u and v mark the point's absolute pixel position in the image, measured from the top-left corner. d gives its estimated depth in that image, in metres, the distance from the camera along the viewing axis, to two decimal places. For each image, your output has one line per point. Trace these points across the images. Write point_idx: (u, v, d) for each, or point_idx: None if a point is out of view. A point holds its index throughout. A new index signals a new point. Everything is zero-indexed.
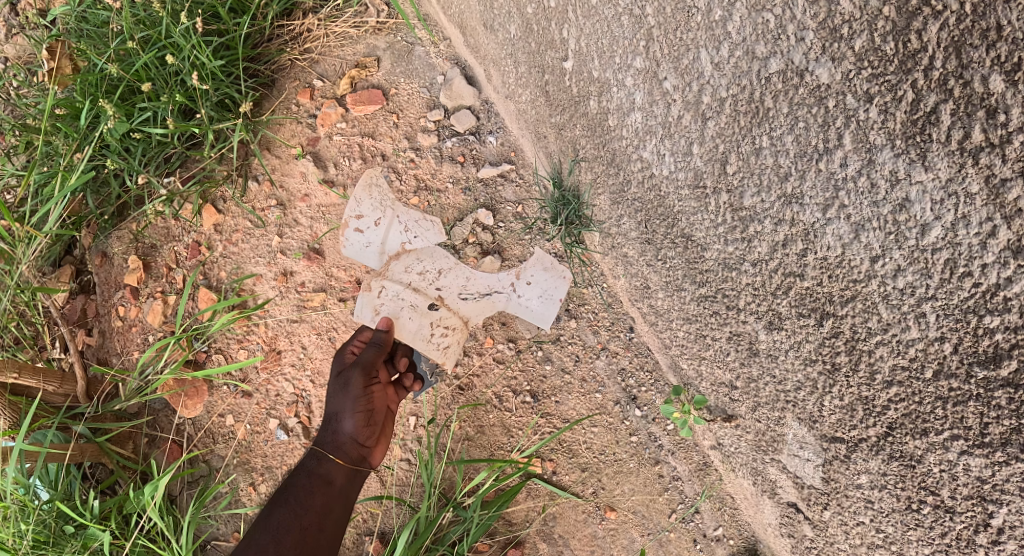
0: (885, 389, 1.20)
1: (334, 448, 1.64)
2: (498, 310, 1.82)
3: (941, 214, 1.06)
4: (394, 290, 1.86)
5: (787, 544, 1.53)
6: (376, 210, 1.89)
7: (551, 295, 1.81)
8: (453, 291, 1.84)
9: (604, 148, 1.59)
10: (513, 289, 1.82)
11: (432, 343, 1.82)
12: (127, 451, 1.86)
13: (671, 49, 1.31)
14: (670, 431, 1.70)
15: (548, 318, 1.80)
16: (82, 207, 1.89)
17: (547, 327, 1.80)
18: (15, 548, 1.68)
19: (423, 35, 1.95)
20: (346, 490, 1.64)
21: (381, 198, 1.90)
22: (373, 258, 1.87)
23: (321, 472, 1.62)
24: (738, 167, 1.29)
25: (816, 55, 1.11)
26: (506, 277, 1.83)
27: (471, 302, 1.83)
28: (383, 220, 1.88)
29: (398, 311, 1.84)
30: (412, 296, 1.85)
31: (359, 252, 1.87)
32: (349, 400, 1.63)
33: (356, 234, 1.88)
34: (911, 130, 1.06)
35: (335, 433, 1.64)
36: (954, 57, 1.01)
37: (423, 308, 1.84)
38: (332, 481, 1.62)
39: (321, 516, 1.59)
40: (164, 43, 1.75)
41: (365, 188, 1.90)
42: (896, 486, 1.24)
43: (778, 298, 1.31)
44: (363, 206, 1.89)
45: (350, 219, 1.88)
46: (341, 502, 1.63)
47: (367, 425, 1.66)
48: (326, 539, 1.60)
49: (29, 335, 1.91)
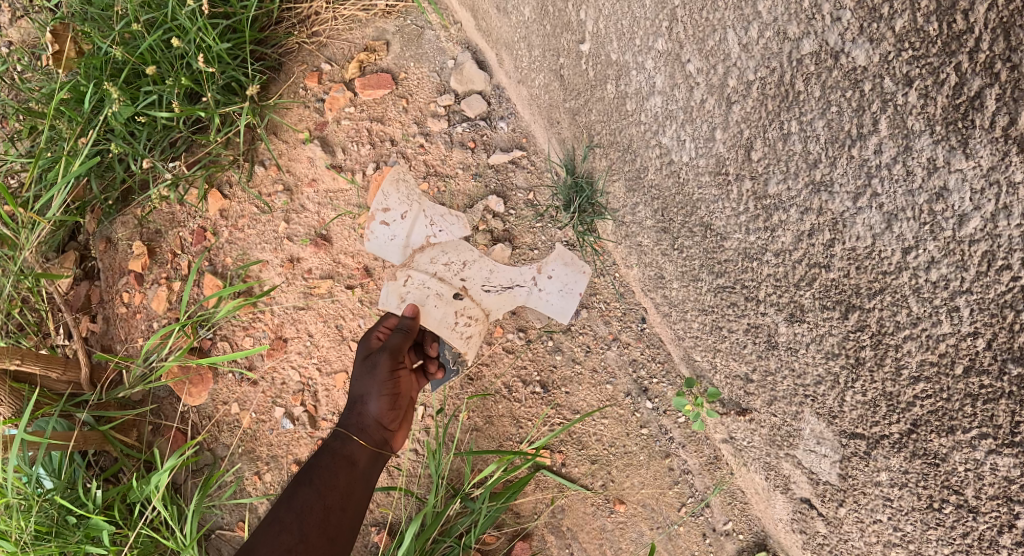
0: (911, 385, 1.17)
1: (358, 430, 1.60)
2: (519, 302, 1.78)
3: (981, 205, 1.03)
4: (419, 279, 1.82)
5: (798, 540, 1.50)
6: (404, 204, 1.85)
7: (571, 289, 1.76)
8: (477, 282, 1.80)
9: (620, 134, 1.56)
10: (535, 283, 1.78)
11: (456, 331, 1.79)
12: (131, 439, 1.84)
13: (696, 30, 1.27)
14: (681, 423, 1.67)
15: (567, 313, 1.76)
16: (87, 192, 1.86)
17: (566, 320, 1.76)
18: (17, 540, 1.64)
19: (433, 19, 1.92)
20: (369, 473, 1.60)
21: (407, 193, 1.85)
22: (397, 251, 1.83)
23: (345, 452, 1.58)
24: (764, 153, 1.25)
25: (853, 36, 1.08)
26: (528, 270, 1.79)
27: (494, 294, 1.79)
28: (410, 214, 1.84)
29: (424, 299, 1.81)
30: (438, 285, 1.81)
31: (384, 246, 1.84)
32: (376, 383, 1.60)
33: (383, 228, 1.84)
34: (953, 115, 1.02)
35: (360, 415, 1.60)
36: (1002, 39, 0.96)
37: (448, 297, 1.80)
38: (357, 462, 1.58)
39: (346, 496, 1.55)
40: (170, 25, 1.71)
41: (392, 183, 1.86)
42: (918, 484, 1.22)
43: (801, 289, 1.28)
44: (390, 200, 1.85)
45: (377, 211, 1.84)
46: (364, 485, 1.59)
47: (392, 408, 1.62)
48: (349, 521, 1.55)
49: (33, 321, 1.87)
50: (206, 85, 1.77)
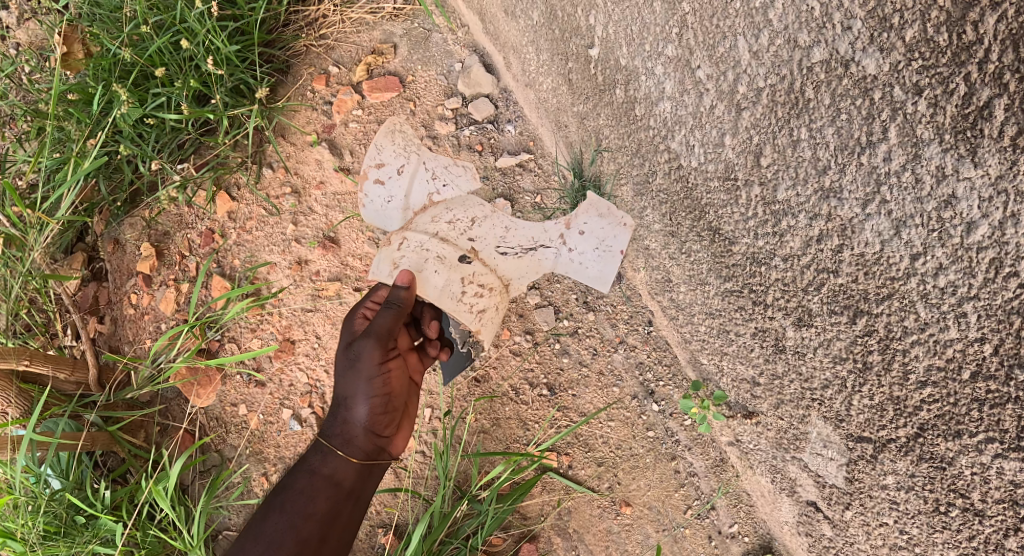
0: (918, 389, 1.18)
1: (343, 440, 1.59)
2: (547, 265, 1.77)
3: (989, 212, 1.04)
4: (418, 240, 1.77)
5: (803, 543, 1.50)
6: (400, 156, 1.87)
7: (609, 246, 1.71)
8: (492, 243, 1.79)
9: (629, 138, 1.56)
10: (564, 242, 1.77)
11: (463, 302, 1.73)
12: (139, 440, 1.84)
13: (706, 36, 1.28)
14: (687, 426, 1.67)
15: (607, 279, 1.73)
16: (95, 193, 1.87)
17: (604, 288, 1.74)
18: (25, 540, 1.65)
19: (440, 22, 1.92)
20: (354, 493, 1.60)
21: (404, 144, 1.88)
22: (397, 207, 1.84)
23: (326, 473, 1.58)
24: (773, 159, 1.26)
25: (863, 45, 1.08)
26: (556, 228, 1.78)
27: (513, 257, 1.79)
28: (408, 167, 1.86)
29: (423, 262, 1.74)
30: (439, 247, 1.76)
31: (384, 201, 1.85)
32: (358, 386, 1.57)
33: (381, 182, 1.85)
34: (962, 124, 1.03)
35: (345, 422, 1.59)
36: (1011, 50, 0.97)
37: (452, 260, 1.75)
38: (340, 482, 1.58)
39: (327, 523, 1.55)
40: (180, 28, 1.72)
41: (387, 135, 1.88)
42: (924, 488, 1.22)
43: (809, 294, 1.28)
44: (385, 152, 1.87)
45: (374, 166, 1.86)
46: (347, 508, 1.58)
47: (378, 409, 1.59)
48: (329, 549, 1.55)
49: (40, 321, 1.88)
50: (215, 88, 1.78)
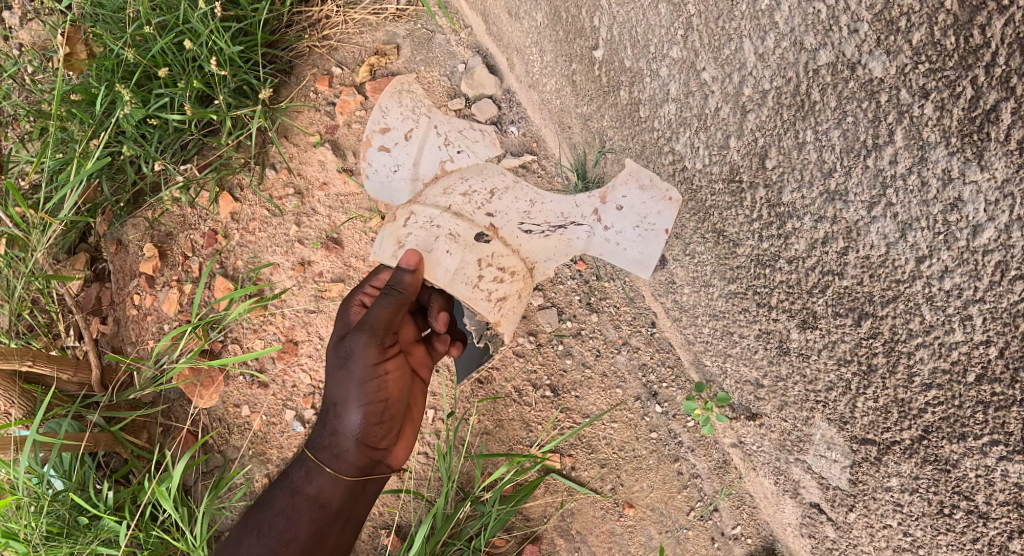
0: (923, 392, 1.18)
1: (333, 452, 1.54)
2: (578, 247, 1.62)
3: (995, 216, 1.04)
4: (428, 214, 1.52)
5: (807, 544, 1.51)
6: (409, 118, 1.79)
7: (652, 224, 1.55)
8: (515, 219, 1.57)
9: (634, 140, 1.56)
10: (598, 220, 1.62)
11: (479, 289, 1.47)
12: (142, 441, 1.84)
13: (711, 39, 1.28)
14: (690, 428, 1.67)
15: (648, 263, 1.60)
16: (98, 194, 1.87)
17: (645, 274, 1.61)
18: (27, 540, 1.65)
19: (443, 23, 1.92)
20: (343, 512, 1.57)
21: (412, 107, 1.82)
22: (410, 168, 1.73)
23: (309, 495, 1.56)
24: (779, 161, 1.25)
25: (869, 48, 1.08)
26: (588, 205, 1.63)
27: (539, 236, 1.59)
28: (417, 128, 1.77)
29: (433, 242, 1.48)
30: (452, 223, 1.51)
31: (395, 162, 1.75)
32: (349, 392, 1.50)
33: (391, 142, 1.76)
34: (968, 127, 1.03)
35: (336, 431, 1.54)
36: (1018, 53, 0.97)
37: (467, 239, 1.49)
38: (326, 504, 1.55)
39: (311, 547, 1.54)
40: (183, 29, 1.72)
41: (393, 100, 1.84)
42: (928, 490, 1.22)
43: (814, 296, 1.28)
44: (392, 115, 1.80)
45: (381, 128, 1.78)
46: (334, 528, 1.56)
47: (371, 417, 1.53)
48: None
49: (43, 322, 1.88)
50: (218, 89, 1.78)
